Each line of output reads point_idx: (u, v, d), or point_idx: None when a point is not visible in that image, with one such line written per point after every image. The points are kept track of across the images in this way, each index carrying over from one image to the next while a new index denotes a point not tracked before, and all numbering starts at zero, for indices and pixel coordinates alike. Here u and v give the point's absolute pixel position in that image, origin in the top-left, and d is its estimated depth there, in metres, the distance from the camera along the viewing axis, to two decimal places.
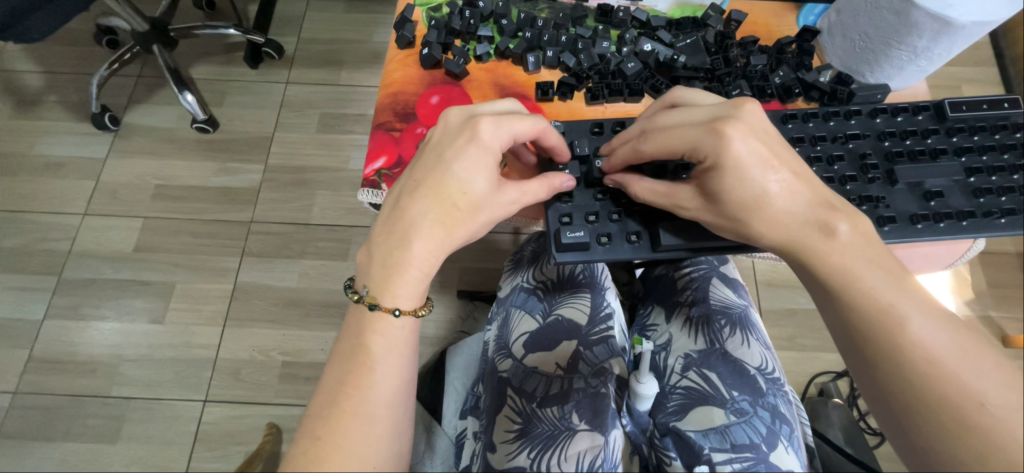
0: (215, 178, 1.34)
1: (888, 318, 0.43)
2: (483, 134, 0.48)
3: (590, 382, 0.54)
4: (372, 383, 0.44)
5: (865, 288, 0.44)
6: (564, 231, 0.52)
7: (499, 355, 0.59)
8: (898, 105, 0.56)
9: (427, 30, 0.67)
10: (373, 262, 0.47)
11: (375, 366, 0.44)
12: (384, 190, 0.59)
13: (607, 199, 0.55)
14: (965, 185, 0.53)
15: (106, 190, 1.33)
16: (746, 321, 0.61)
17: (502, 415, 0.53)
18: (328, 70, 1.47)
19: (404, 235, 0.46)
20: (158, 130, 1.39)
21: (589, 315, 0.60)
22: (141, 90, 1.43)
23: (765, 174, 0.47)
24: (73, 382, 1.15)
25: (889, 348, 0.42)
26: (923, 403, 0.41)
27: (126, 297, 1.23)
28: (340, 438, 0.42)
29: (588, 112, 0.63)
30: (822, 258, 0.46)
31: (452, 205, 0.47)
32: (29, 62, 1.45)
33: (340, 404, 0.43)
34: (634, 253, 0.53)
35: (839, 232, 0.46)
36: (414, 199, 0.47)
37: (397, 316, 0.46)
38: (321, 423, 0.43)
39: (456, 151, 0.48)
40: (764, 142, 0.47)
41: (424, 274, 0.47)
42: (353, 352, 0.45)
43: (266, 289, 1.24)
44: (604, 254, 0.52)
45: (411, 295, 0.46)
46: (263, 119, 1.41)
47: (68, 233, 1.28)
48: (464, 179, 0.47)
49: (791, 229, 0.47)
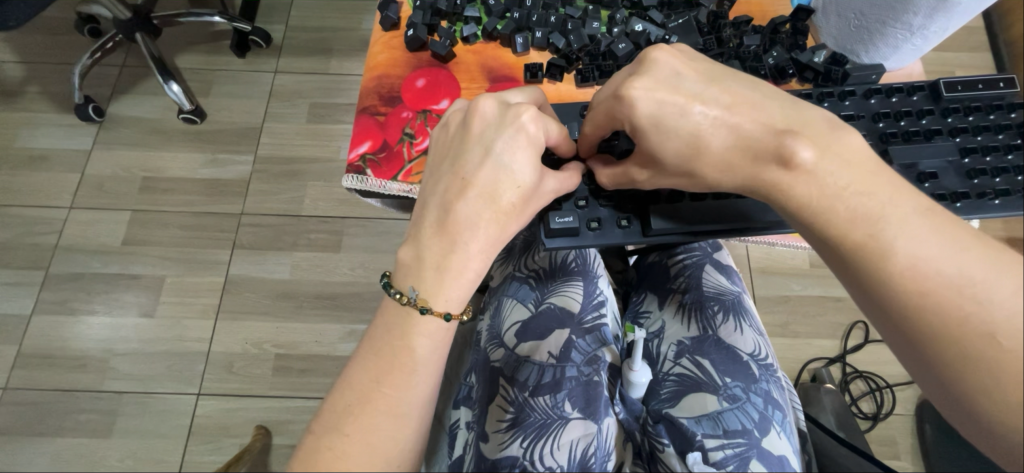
0: (204, 170, 1.32)
1: (872, 253, 0.40)
2: (528, 128, 0.46)
3: (583, 370, 0.54)
4: (412, 384, 0.43)
5: (839, 221, 0.41)
6: (552, 216, 0.51)
7: (491, 344, 0.58)
8: (892, 85, 0.56)
9: (413, 10, 0.65)
10: (421, 265, 0.45)
11: (417, 369, 0.44)
12: (369, 176, 0.58)
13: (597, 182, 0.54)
14: (959, 166, 0.52)
15: (93, 182, 1.30)
16: (739, 308, 0.61)
17: (494, 404, 0.53)
18: (317, 58, 1.44)
19: (456, 235, 0.45)
20: (144, 121, 1.36)
21: (582, 303, 0.59)
22: (124, 80, 1.39)
23: (689, 119, 0.44)
24: (63, 377, 1.14)
25: (879, 286, 0.40)
26: (923, 338, 0.39)
27: (117, 291, 1.22)
28: (373, 436, 0.41)
29: (578, 94, 0.62)
30: (793, 192, 0.43)
31: (504, 203, 0.46)
32: (10, 52, 1.41)
33: (369, 397, 0.42)
34: (625, 239, 0.52)
35: (799, 161, 0.42)
36: (461, 196, 0.45)
37: (450, 321, 0.44)
38: (351, 420, 0.42)
39: (503, 145, 0.46)
40: (676, 85, 0.45)
41: (476, 276, 0.46)
42: (383, 347, 0.44)
43: (258, 282, 1.22)
44: (594, 240, 0.52)
45: (461, 299, 0.45)
46: (251, 109, 1.39)
47: (54, 227, 1.26)
48: (514, 175, 0.46)
49: (744, 171, 0.45)
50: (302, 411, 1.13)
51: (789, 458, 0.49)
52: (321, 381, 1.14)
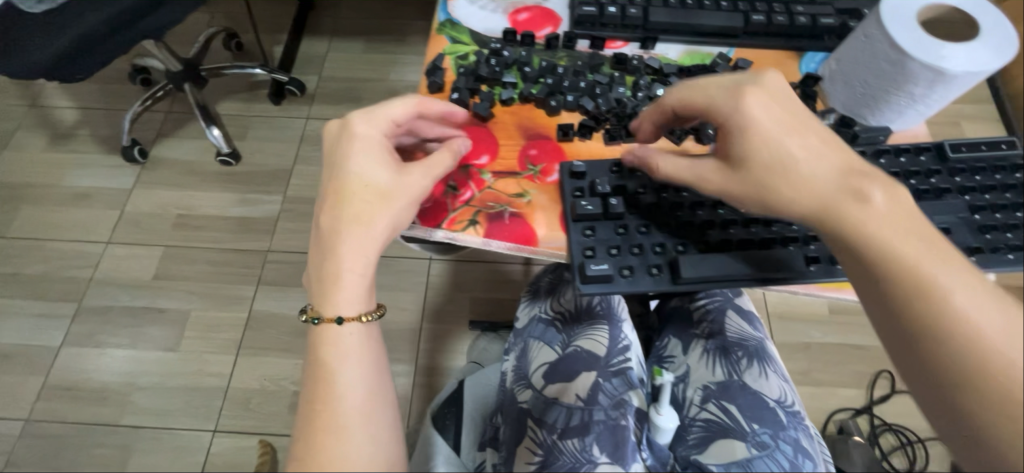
0: (236, 209, 1.39)
1: (932, 289, 0.44)
2: (360, 135, 0.53)
3: (610, 414, 0.54)
4: (344, 387, 0.48)
5: (907, 257, 0.45)
6: (588, 264, 0.51)
7: (519, 386, 0.59)
8: (901, 146, 0.59)
9: (453, 75, 0.64)
10: (313, 281, 0.51)
11: (337, 377, 0.48)
12: (417, 225, 0.54)
13: (628, 233, 0.54)
14: (971, 222, 0.55)
15: (130, 219, 1.37)
16: (764, 354, 0.61)
17: (523, 446, 0.54)
18: (347, 106, 1.54)
19: (332, 244, 0.50)
20: (183, 162, 1.45)
21: (608, 347, 0.60)
22: (168, 124, 1.50)
23: (785, 145, 0.48)
24: (84, 410, 1.15)
25: (937, 322, 0.43)
26: (965, 373, 0.43)
27: (142, 325, 1.25)
28: (320, 451, 0.46)
29: (608, 152, 0.62)
30: (863, 227, 0.46)
31: (360, 202, 0.50)
32: (67, 98, 1.54)
33: (313, 420, 0.47)
34: (655, 286, 0.52)
35: (868, 196, 0.46)
36: (324, 212, 0.51)
37: (341, 323, 0.49)
38: (304, 444, 0.47)
39: (345, 153, 0.52)
40: (784, 112, 0.49)
41: (363, 270, 0.51)
42: (316, 375, 0.49)
43: (280, 318, 1.25)
44: (627, 287, 0.51)
45: (357, 295, 0.50)
46: (283, 152, 1.47)
47: (90, 261, 1.32)
48: (363, 177, 0.51)
49: (828, 196, 0.47)
50: None
51: None
52: None
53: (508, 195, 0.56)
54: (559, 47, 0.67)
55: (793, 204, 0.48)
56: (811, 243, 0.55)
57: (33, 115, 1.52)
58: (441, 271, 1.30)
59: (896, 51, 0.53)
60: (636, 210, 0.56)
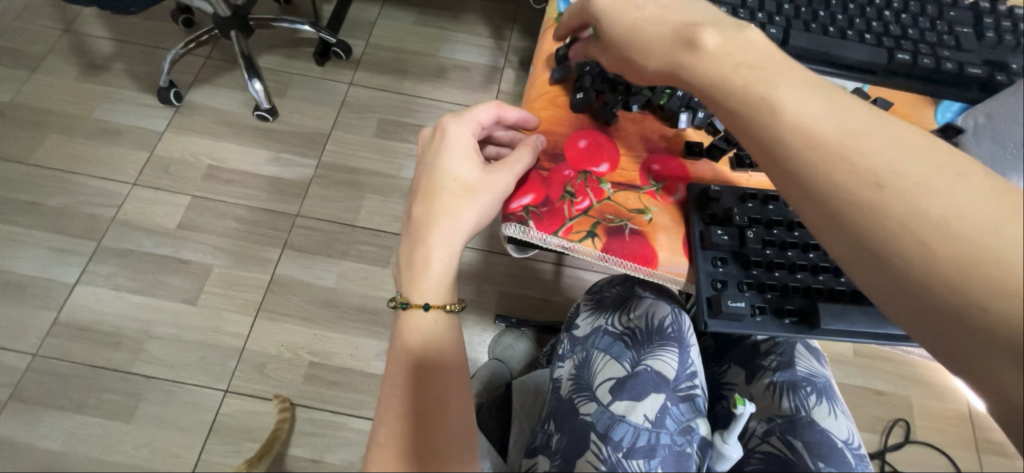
0: (268, 167, 1.35)
1: (763, 112, 0.40)
2: (449, 134, 0.51)
3: (676, 439, 0.53)
4: (425, 375, 0.47)
5: (737, 84, 0.42)
6: (724, 299, 0.45)
7: (580, 397, 0.57)
8: None
9: (577, 72, 0.57)
10: (401, 272, 0.51)
11: (415, 363, 0.48)
12: (532, 228, 0.48)
13: (761, 271, 0.47)
14: None
15: (159, 163, 1.33)
16: (831, 393, 0.60)
17: (583, 460, 0.52)
18: (392, 77, 1.50)
19: (420, 234, 0.49)
20: (219, 112, 1.40)
21: (678, 370, 0.58)
22: (207, 70, 1.45)
23: (632, 8, 0.48)
24: (95, 353, 1.13)
25: (782, 147, 0.40)
26: (825, 194, 0.38)
27: (162, 273, 1.21)
28: (397, 436, 0.45)
29: (736, 179, 0.53)
30: (694, 67, 0.44)
31: (447, 197, 0.49)
32: (104, 29, 1.48)
33: (389, 405, 0.47)
34: (787, 333, 0.46)
35: (704, 42, 0.44)
36: (413, 206, 0.51)
37: (427, 310, 0.49)
38: (380, 428, 0.46)
39: (434, 151, 0.51)
40: None
41: (448, 263, 0.49)
42: (396, 360, 0.49)
43: (303, 286, 1.22)
44: (760, 329, 0.45)
45: (441, 288, 0.49)
46: (322, 116, 1.43)
47: (114, 201, 1.28)
48: (450, 173, 0.49)
49: (667, 43, 0.45)
50: (329, 424, 1.10)
51: None
52: (351, 396, 1.13)
53: (629, 210, 0.49)
54: None
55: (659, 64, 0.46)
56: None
57: (67, 40, 1.46)
58: (471, 260, 1.28)
59: None
60: (770, 246, 0.49)
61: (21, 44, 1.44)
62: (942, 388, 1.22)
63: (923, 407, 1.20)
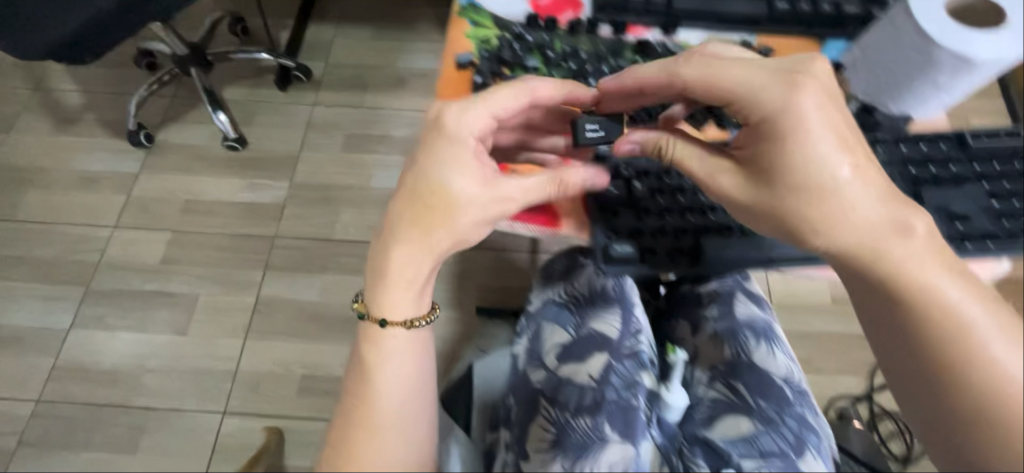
0: (243, 194, 1.39)
1: (949, 324, 0.45)
2: (454, 132, 0.51)
3: (622, 393, 0.56)
4: (398, 395, 0.50)
5: (930, 295, 0.45)
6: (612, 246, 0.55)
7: (532, 366, 0.61)
8: (921, 135, 0.58)
9: (476, 60, 0.63)
10: (373, 276, 0.51)
11: (377, 377, 0.50)
12: None
13: (650, 215, 0.57)
14: (989, 209, 0.54)
15: (137, 204, 1.37)
16: (770, 333, 0.64)
17: (535, 424, 0.56)
18: (354, 93, 1.53)
19: (395, 247, 0.50)
20: (190, 147, 1.44)
21: (621, 329, 0.62)
22: (175, 109, 1.49)
23: (835, 168, 0.46)
24: (95, 392, 1.16)
25: (953, 361, 0.45)
26: (971, 408, 0.45)
27: (152, 308, 1.25)
28: (357, 447, 0.48)
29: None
30: (895, 262, 0.45)
31: (438, 211, 0.50)
32: (72, 82, 1.53)
33: (352, 414, 0.49)
34: (675, 268, 0.55)
35: (918, 237, 0.45)
36: (402, 209, 0.50)
37: (386, 327, 0.51)
38: (343, 435, 0.49)
39: (438, 149, 0.50)
40: (835, 123, 0.47)
41: (416, 280, 0.51)
42: (358, 367, 0.51)
43: (289, 303, 1.26)
44: (650, 269, 0.54)
45: (408, 304, 0.51)
46: (290, 139, 1.47)
47: (98, 245, 1.32)
48: (447, 182, 0.49)
49: (873, 229, 0.45)
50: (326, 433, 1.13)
51: None
52: None
53: None
54: (579, 33, 0.66)
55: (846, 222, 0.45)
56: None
57: (37, 97, 1.51)
58: (449, 258, 1.31)
59: (923, 40, 0.52)
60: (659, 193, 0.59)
61: None
62: None
63: None
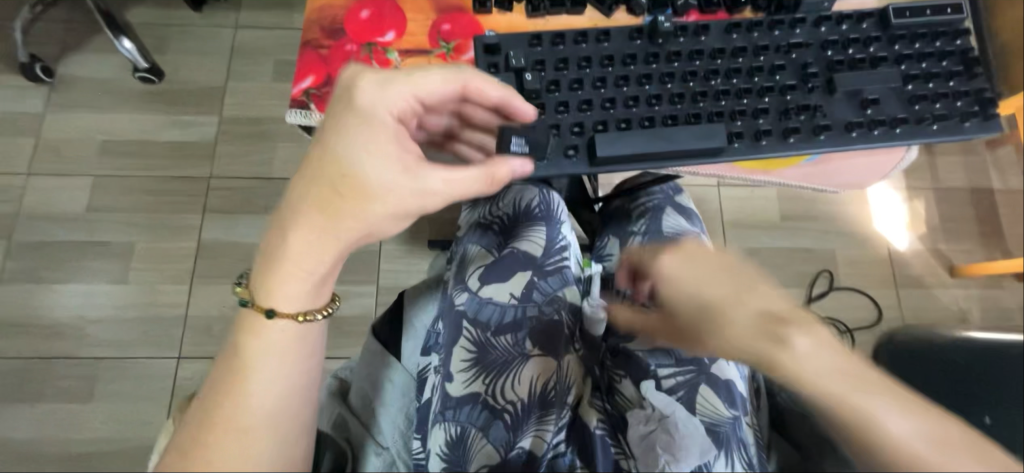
0: (167, 132, 1.27)
1: None
2: (369, 108, 0.47)
3: (543, 309, 0.61)
4: (280, 405, 0.44)
5: (908, 459, 0.38)
6: (508, 141, 0.53)
7: (455, 289, 0.63)
8: (844, 13, 0.57)
9: None
10: (262, 263, 0.46)
11: (254, 375, 0.44)
12: (315, 111, 0.55)
13: (547, 112, 0.55)
14: (901, 92, 0.55)
15: (48, 148, 1.25)
16: (697, 245, 0.66)
17: (458, 345, 0.59)
18: (279, 12, 1.37)
19: (292, 238, 0.45)
20: (98, 81, 1.29)
21: (544, 247, 0.65)
22: (73, 37, 1.31)
23: (758, 343, 0.43)
24: (39, 345, 1.13)
25: None
26: None
27: (85, 259, 1.19)
28: (216, 448, 0.42)
29: (529, 24, 0.58)
30: (857, 433, 0.40)
31: (343, 197, 0.45)
32: None
33: (213, 412, 0.43)
34: (573, 168, 0.54)
35: (864, 395, 0.40)
36: (305, 188, 0.46)
37: (273, 317, 0.45)
38: (200, 435, 0.43)
39: (351, 126, 0.46)
40: (742, 292, 0.47)
41: (317, 279, 0.46)
42: (230, 352, 0.46)
43: (232, 246, 1.21)
44: (542, 169, 0.53)
45: (301, 296, 0.46)
46: (212, 67, 1.32)
47: (13, 194, 1.21)
48: (355, 164, 0.46)
49: (827, 403, 0.40)
50: None
51: (735, 382, 0.57)
52: None
53: None
54: None
55: (716, 346, 0.47)
56: (737, 119, 0.54)
57: None
58: None
59: None
60: (557, 85, 0.55)
61: None
62: (866, 237, 1.26)
63: (846, 257, 1.25)
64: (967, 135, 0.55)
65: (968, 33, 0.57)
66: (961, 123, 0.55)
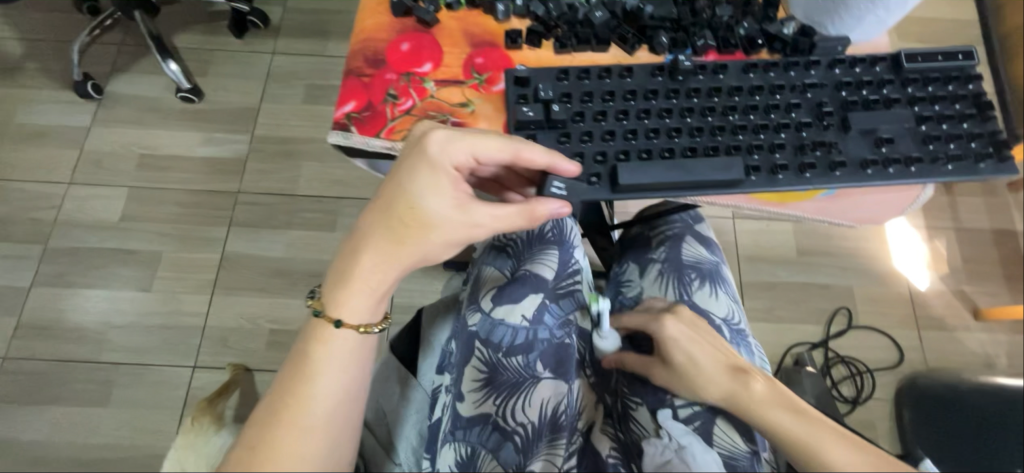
0: (201, 149, 1.33)
1: None
2: (435, 156, 0.50)
3: (556, 333, 0.62)
4: (341, 410, 0.49)
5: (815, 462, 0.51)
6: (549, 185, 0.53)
7: (470, 310, 0.63)
8: (857, 57, 0.59)
9: None
10: (334, 281, 0.51)
11: (320, 378, 0.49)
12: (353, 133, 0.57)
13: (571, 142, 0.57)
14: (915, 132, 0.57)
15: (90, 160, 1.32)
16: (715, 275, 0.67)
17: (470, 366, 0.59)
18: (314, 40, 1.45)
19: (363, 265, 0.50)
20: (142, 99, 1.37)
21: (556, 270, 0.66)
22: (123, 58, 1.40)
23: (702, 377, 0.57)
24: (63, 348, 1.16)
25: None
26: None
27: (114, 266, 1.23)
28: (280, 444, 0.46)
29: (555, 60, 0.62)
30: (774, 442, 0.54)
31: (409, 233, 0.50)
32: (9, 28, 1.42)
33: (278, 411, 0.48)
34: (595, 194, 0.55)
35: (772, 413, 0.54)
36: (377, 220, 0.50)
37: (339, 328, 0.50)
38: (262, 432, 0.47)
39: (418, 169, 0.50)
40: (694, 335, 0.59)
41: (379, 303, 0.51)
42: (297, 358, 0.50)
43: (254, 259, 1.24)
44: (566, 194, 0.54)
45: (364, 312, 0.50)
46: (248, 89, 1.40)
47: (53, 202, 1.28)
48: (421, 205, 0.50)
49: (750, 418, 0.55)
50: None
51: None
52: None
53: (452, 104, 0.59)
54: None
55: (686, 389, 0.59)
56: (754, 153, 0.56)
57: None
58: None
59: None
60: (581, 117, 0.58)
61: None
62: (885, 275, 1.24)
63: (865, 294, 1.23)
64: (983, 175, 0.55)
65: (979, 78, 0.58)
66: (976, 163, 0.55)
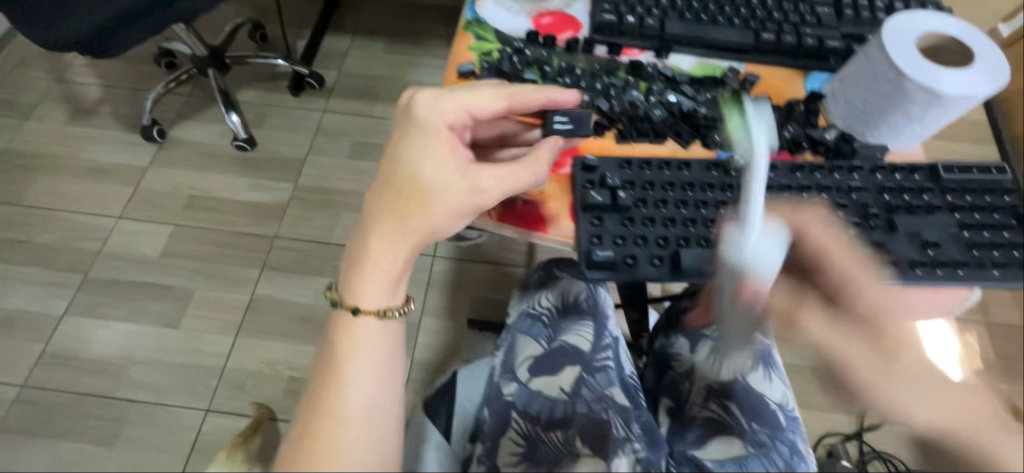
0: (247, 193, 1.41)
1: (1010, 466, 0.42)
2: (424, 118, 0.55)
3: (592, 407, 0.60)
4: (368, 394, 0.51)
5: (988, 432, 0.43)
6: (594, 250, 0.57)
7: (504, 378, 0.65)
8: (897, 165, 0.64)
9: (476, 70, 0.69)
10: (347, 270, 0.54)
11: (348, 372, 0.52)
12: None
13: (634, 225, 0.60)
14: (959, 238, 0.59)
15: (142, 197, 1.40)
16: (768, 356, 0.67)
17: (508, 438, 0.60)
18: (363, 102, 1.58)
19: (369, 235, 0.53)
20: (200, 145, 1.48)
21: (592, 342, 0.66)
22: (189, 107, 1.53)
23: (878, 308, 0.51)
24: (82, 380, 1.16)
25: None
26: None
27: (146, 300, 1.26)
28: (325, 441, 0.50)
29: (618, 149, 0.66)
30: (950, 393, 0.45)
31: (412, 200, 0.52)
32: (92, 76, 1.58)
33: (318, 408, 0.51)
34: (657, 275, 0.57)
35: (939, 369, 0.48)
36: (379, 196, 0.53)
37: (357, 313, 0.53)
38: (309, 436, 0.50)
39: (416, 145, 0.54)
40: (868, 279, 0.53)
41: (388, 267, 0.53)
42: (326, 350, 0.53)
43: (282, 303, 1.27)
44: (628, 275, 0.57)
45: (380, 295, 0.53)
46: (297, 142, 1.50)
47: (101, 234, 1.34)
48: (422, 172, 0.53)
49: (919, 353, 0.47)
50: None
51: None
52: None
53: None
54: (578, 51, 0.72)
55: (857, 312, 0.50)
56: None
57: (58, 89, 1.55)
58: (444, 269, 1.32)
59: (894, 72, 0.58)
60: (644, 203, 0.61)
61: (16, 96, 1.54)
62: None
63: None
64: None
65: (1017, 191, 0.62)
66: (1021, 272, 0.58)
